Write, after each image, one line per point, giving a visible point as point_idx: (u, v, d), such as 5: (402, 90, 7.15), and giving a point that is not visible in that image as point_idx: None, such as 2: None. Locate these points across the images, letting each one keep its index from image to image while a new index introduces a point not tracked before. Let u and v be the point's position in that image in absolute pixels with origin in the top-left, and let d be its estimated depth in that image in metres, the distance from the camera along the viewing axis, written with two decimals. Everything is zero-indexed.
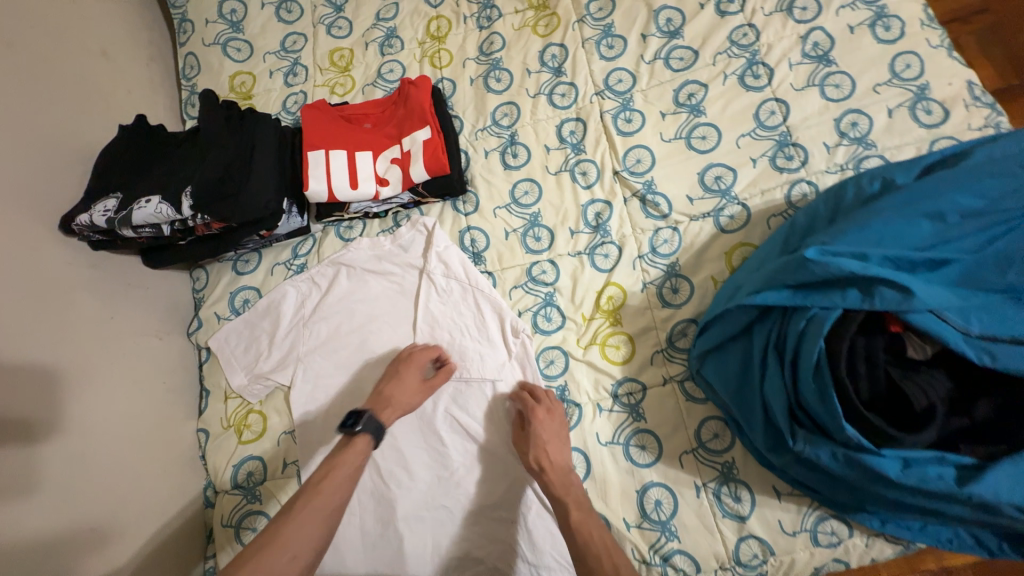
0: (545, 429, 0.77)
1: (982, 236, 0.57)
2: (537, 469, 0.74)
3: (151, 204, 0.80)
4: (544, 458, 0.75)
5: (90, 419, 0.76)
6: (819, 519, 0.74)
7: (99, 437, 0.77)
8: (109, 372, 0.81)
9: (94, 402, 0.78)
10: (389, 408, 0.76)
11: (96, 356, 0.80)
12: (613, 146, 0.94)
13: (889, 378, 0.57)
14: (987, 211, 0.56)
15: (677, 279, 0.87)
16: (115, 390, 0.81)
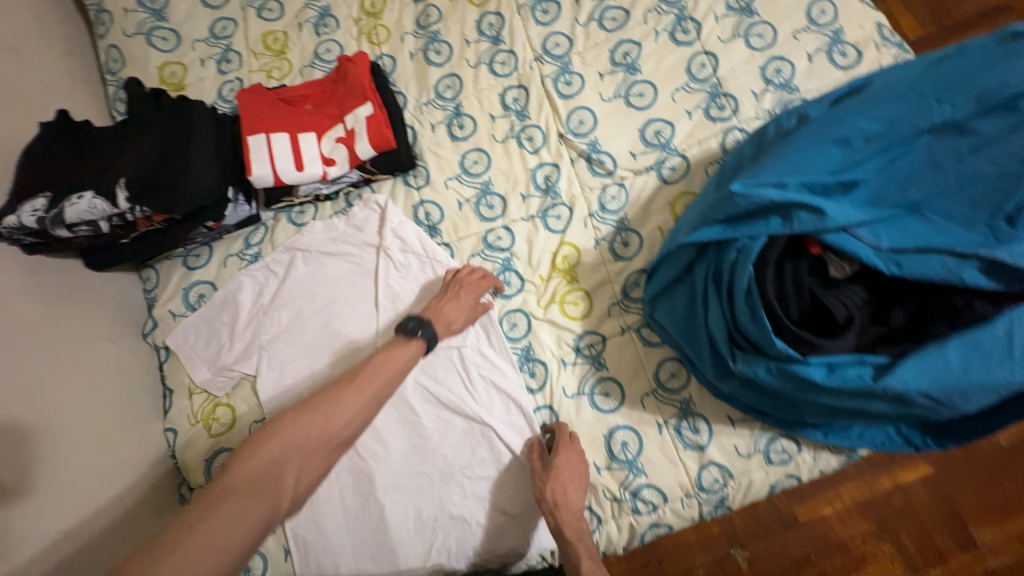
0: (571, 470, 0.76)
1: (883, 157, 0.62)
2: (550, 504, 0.74)
3: (83, 200, 0.77)
4: (561, 495, 0.74)
5: (52, 423, 0.74)
6: (770, 440, 0.80)
7: (64, 440, 0.74)
8: (63, 376, 0.78)
9: (54, 406, 0.75)
10: (444, 326, 0.80)
11: (48, 359, 0.77)
12: (556, 109, 0.96)
13: (813, 295, 0.62)
14: (886, 133, 0.61)
15: (626, 232, 0.90)
16: (73, 394, 0.78)
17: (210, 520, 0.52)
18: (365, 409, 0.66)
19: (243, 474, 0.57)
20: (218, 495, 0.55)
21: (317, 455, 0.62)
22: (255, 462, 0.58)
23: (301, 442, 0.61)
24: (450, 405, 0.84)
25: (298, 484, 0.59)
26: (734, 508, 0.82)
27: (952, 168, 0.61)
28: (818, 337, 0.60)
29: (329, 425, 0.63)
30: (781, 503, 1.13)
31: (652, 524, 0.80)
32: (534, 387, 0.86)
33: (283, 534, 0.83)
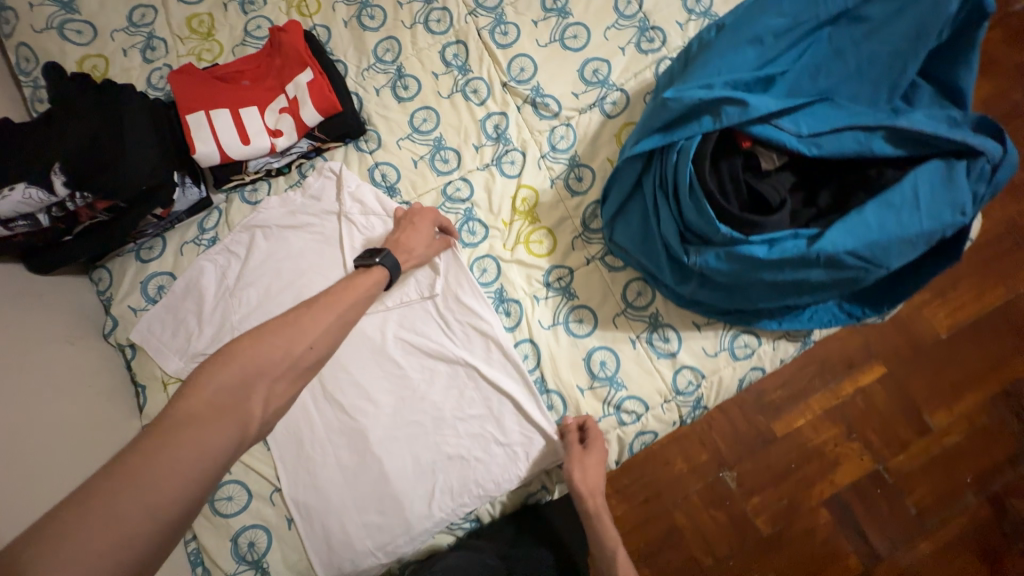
0: (597, 464, 0.81)
1: (792, 53, 0.69)
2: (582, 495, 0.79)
3: (16, 191, 0.73)
4: (587, 483, 0.79)
5: (15, 423, 0.69)
6: (734, 337, 0.86)
7: (32, 441, 0.70)
8: (22, 378, 0.74)
9: (15, 408, 0.70)
10: (407, 255, 0.84)
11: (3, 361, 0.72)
12: (496, 60, 0.98)
13: (749, 186, 0.68)
14: (791, 30, 0.68)
15: (579, 168, 0.94)
16: (33, 396, 0.74)
17: (178, 443, 0.50)
18: (332, 330, 0.68)
19: (203, 400, 0.54)
20: (180, 421, 0.52)
21: (282, 379, 0.62)
22: (215, 388, 0.56)
23: (263, 365, 0.60)
24: (433, 353, 0.87)
25: (266, 409, 0.59)
26: (710, 406, 0.88)
27: (852, 55, 0.68)
28: (757, 217, 0.66)
29: (292, 350, 0.63)
30: (761, 426, 1.34)
31: (638, 433, 0.85)
32: (511, 325, 0.89)
33: (282, 505, 0.83)
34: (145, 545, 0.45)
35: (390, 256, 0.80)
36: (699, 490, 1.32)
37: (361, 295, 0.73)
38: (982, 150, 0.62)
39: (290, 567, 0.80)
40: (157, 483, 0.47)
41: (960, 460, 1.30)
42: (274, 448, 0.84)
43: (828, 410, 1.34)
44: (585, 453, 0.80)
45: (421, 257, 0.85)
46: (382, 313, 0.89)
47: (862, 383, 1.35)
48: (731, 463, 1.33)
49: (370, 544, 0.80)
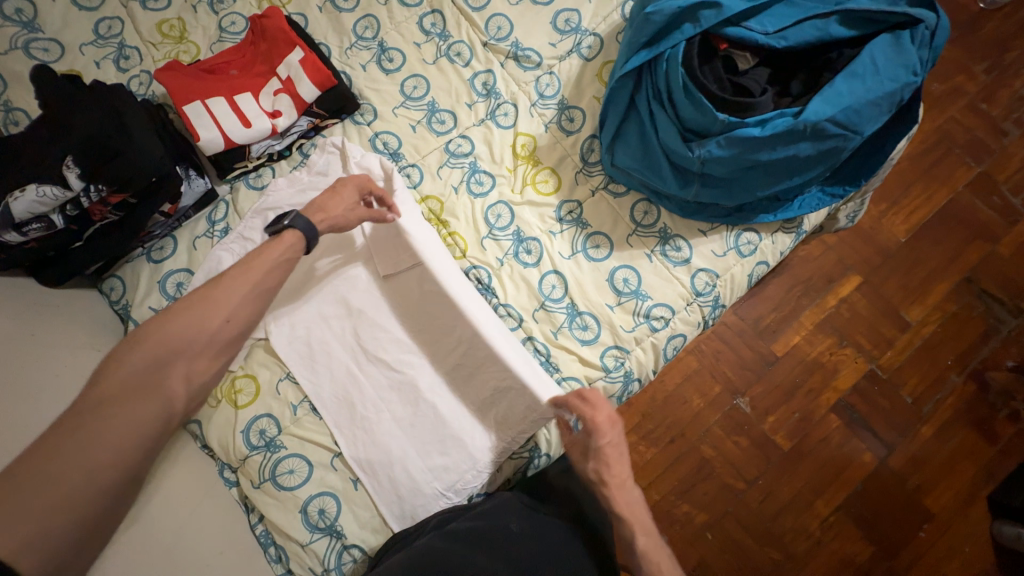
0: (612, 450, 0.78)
1: None
2: (597, 479, 0.78)
3: (29, 191, 0.72)
4: (604, 470, 0.78)
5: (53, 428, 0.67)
6: (738, 236, 0.94)
7: None
8: (49, 385, 0.71)
9: (47, 415, 0.68)
10: (322, 215, 0.78)
11: (22, 373, 0.69)
12: (472, 22, 1.03)
13: (732, 83, 0.78)
14: None
15: (569, 110, 1.00)
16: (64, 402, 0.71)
17: (111, 416, 0.53)
18: (248, 300, 0.68)
19: (119, 380, 0.56)
20: (106, 399, 0.54)
21: (202, 355, 0.63)
22: (130, 368, 0.57)
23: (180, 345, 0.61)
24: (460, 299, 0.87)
25: (187, 385, 0.61)
26: (728, 305, 0.95)
27: None
28: (746, 101, 0.76)
29: (208, 323, 0.64)
30: (763, 351, 1.44)
31: (669, 337, 0.92)
32: (533, 261, 0.93)
33: (345, 469, 0.83)
34: (91, 505, 0.50)
35: (301, 218, 0.75)
36: (719, 420, 1.39)
37: (273, 261, 0.71)
38: (920, 18, 0.72)
39: (364, 525, 0.81)
40: (88, 454, 0.51)
41: (946, 346, 1.44)
42: (325, 415, 0.85)
43: (818, 323, 1.45)
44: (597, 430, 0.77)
45: (337, 220, 0.80)
46: (407, 271, 0.90)
47: (841, 293, 1.47)
48: (742, 390, 1.41)
49: (438, 485, 0.82)
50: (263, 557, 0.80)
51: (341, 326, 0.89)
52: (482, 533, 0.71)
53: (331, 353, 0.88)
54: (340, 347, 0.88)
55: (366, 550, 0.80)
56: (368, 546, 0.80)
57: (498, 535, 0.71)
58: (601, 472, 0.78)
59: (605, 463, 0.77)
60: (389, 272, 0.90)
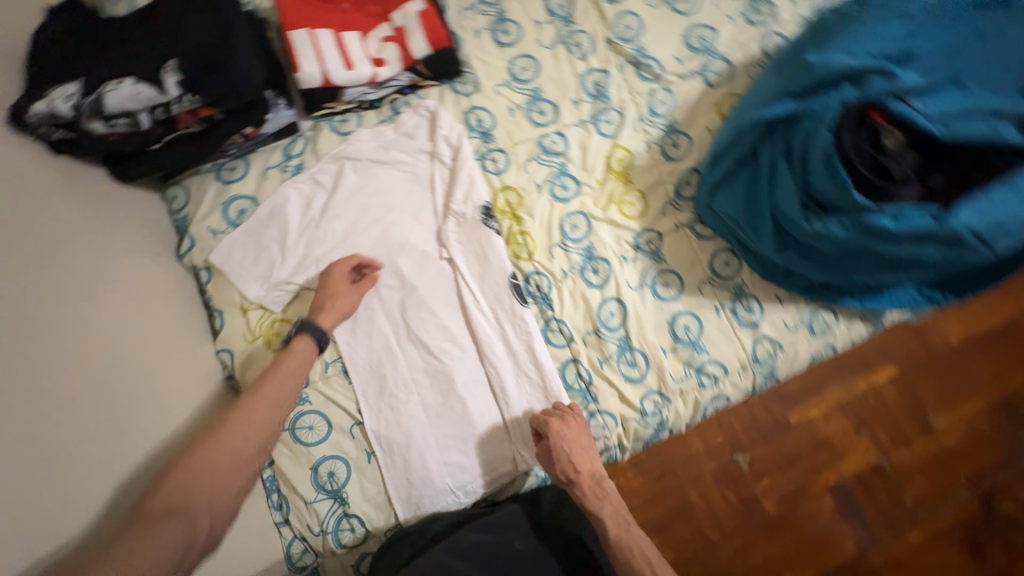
0: (580, 445, 0.78)
1: (913, 38, 0.74)
2: (566, 481, 0.76)
3: (125, 85, 0.70)
4: (572, 471, 0.76)
5: (100, 334, 0.67)
6: (813, 315, 0.90)
7: (122, 349, 0.69)
8: (102, 287, 0.71)
9: (97, 320, 0.68)
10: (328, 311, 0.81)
11: (82, 271, 0.69)
12: (601, 14, 0.97)
13: (874, 160, 0.71)
14: (913, 21, 0.74)
15: (676, 134, 0.94)
16: (111, 309, 0.71)
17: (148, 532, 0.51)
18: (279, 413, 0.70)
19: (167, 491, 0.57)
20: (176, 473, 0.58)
21: (230, 466, 0.63)
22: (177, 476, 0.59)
23: (218, 458, 0.62)
24: (508, 307, 0.86)
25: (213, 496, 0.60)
26: (782, 379, 0.91)
27: (968, 53, 0.74)
28: (886, 186, 0.70)
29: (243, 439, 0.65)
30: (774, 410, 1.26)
31: (714, 397, 0.88)
32: (598, 283, 0.89)
33: (362, 439, 0.83)
34: None
35: (306, 326, 0.78)
36: (712, 469, 1.22)
37: (295, 372, 0.74)
38: None
39: (369, 500, 0.81)
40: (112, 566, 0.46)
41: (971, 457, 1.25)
42: (356, 382, 0.84)
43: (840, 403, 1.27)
44: (568, 429, 0.78)
45: (345, 306, 0.82)
46: (466, 260, 0.87)
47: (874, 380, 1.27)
48: (745, 446, 1.23)
49: (450, 482, 0.81)
50: (264, 501, 0.80)
51: (392, 298, 0.87)
52: (486, 549, 0.70)
53: (374, 322, 0.86)
54: (385, 319, 0.86)
55: (367, 524, 0.80)
56: (369, 521, 0.80)
57: (502, 554, 0.70)
58: (570, 473, 0.76)
59: (571, 463, 0.76)
60: (448, 255, 0.88)
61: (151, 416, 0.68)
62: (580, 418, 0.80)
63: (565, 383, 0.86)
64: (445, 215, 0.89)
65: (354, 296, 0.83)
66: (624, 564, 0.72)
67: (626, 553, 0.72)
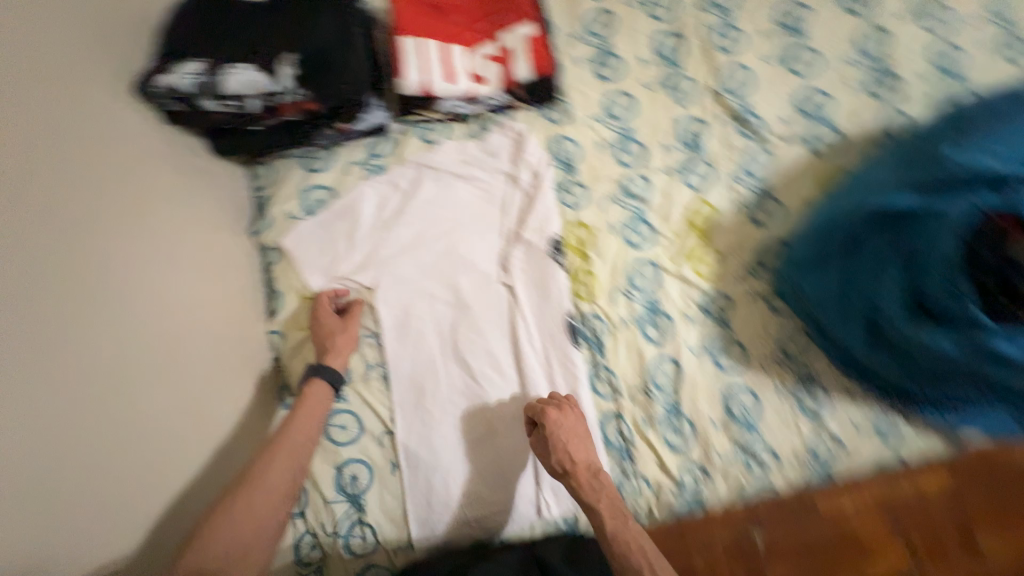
0: (576, 432, 0.75)
1: None
2: (561, 472, 0.73)
3: (246, 72, 0.74)
4: (568, 461, 0.73)
5: (161, 304, 0.70)
6: (890, 421, 0.80)
7: (178, 320, 0.72)
8: (174, 258, 0.74)
9: (162, 289, 0.71)
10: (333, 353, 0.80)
11: (159, 241, 0.72)
12: (711, 62, 0.94)
13: (1001, 275, 0.66)
14: None
15: (767, 199, 0.89)
16: (178, 280, 0.74)
17: None
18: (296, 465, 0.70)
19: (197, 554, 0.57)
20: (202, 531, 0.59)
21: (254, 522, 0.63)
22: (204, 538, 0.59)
23: (241, 513, 0.63)
24: (559, 347, 0.83)
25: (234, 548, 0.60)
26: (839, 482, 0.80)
27: None
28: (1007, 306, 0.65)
29: (265, 495, 0.66)
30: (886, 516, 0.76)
31: (759, 485, 0.80)
32: (656, 338, 0.85)
33: (390, 449, 0.82)
34: None
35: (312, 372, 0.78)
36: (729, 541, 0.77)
37: (308, 421, 0.74)
38: None
39: (386, 512, 0.80)
40: None
41: None
42: (394, 391, 0.83)
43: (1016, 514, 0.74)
44: (564, 418, 0.75)
45: (345, 338, 0.82)
46: (525, 291, 0.85)
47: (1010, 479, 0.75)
48: (772, 518, 0.78)
49: (468, 514, 0.78)
50: None
51: (445, 313, 0.86)
52: None
53: (423, 335, 0.85)
54: (434, 334, 0.85)
55: (379, 537, 0.78)
56: (381, 533, 0.79)
57: None
58: (564, 463, 0.73)
59: (566, 452, 0.73)
60: (507, 281, 0.86)
61: (192, 390, 0.71)
62: (576, 409, 0.77)
63: (603, 438, 0.82)
64: (513, 240, 0.87)
65: (350, 327, 0.83)
66: (619, 558, 0.66)
67: (623, 549, 0.66)
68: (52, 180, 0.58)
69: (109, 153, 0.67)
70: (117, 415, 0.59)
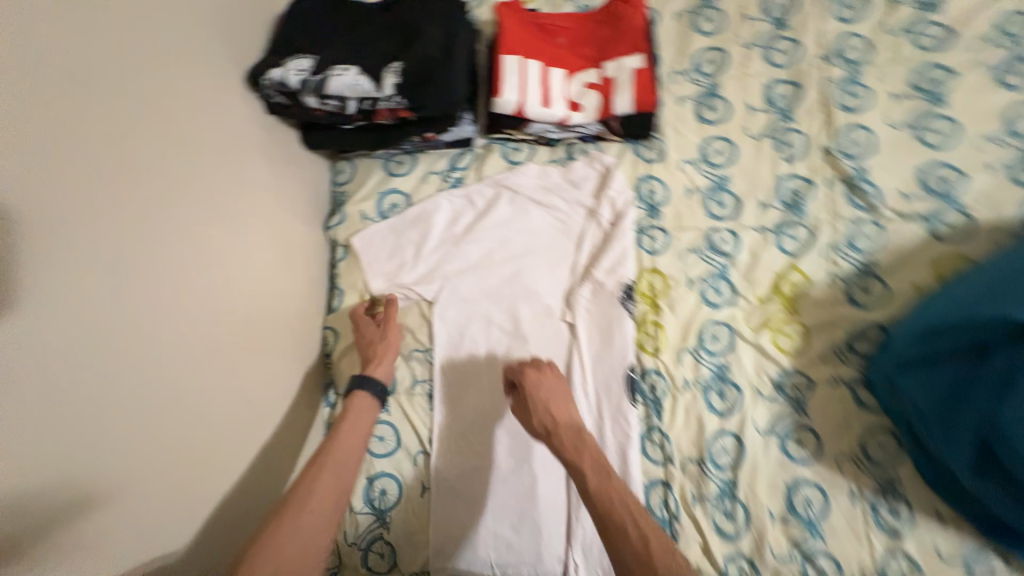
0: (558, 392, 0.69)
1: None
2: (543, 434, 0.66)
3: (349, 74, 0.75)
4: (549, 420, 0.66)
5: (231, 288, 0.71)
6: (982, 559, 0.68)
7: (243, 306, 0.73)
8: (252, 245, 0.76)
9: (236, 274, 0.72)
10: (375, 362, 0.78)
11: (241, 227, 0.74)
12: (828, 119, 0.86)
13: None
14: None
15: (869, 278, 0.80)
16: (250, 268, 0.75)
17: None
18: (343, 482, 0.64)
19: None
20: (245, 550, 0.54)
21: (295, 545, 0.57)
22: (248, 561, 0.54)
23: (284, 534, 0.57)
24: (615, 400, 0.78)
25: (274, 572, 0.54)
26: None
27: None
28: None
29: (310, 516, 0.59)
30: None
31: None
32: (720, 409, 0.78)
33: (423, 469, 0.80)
34: None
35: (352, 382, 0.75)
36: None
37: (352, 433, 0.69)
38: None
39: (408, 535, 0.77)
40: None
41: None
42: (436, 411, 0.81)
43: None
44: (545, 378, 0.70)
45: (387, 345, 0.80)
46: (588, 333, 0.81)
47: None
48: None
49: (493, 556, 0.75)
50: None
51: (500, 339, 0.83)
52: None
53: (474, 359, 0.83)
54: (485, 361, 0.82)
55: (398, 558, 0.76)
56: (401, 555, 0.76)
57: None
58: (545, 422, 0.66)
59: (547, 411, 0.67)
60: (570, 319, 0.82)
61: (246, 378, 0.72)
62: (558, 372, 0.72)
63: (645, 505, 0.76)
64: (582, 277, 0.83)
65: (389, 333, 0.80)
66: (606, 525, 0.55)
67: (609, 510, 0.56)
68: (157, 159, 0.61)
69: (212, 138, 0.70)
70: (178, 393, 0.61)
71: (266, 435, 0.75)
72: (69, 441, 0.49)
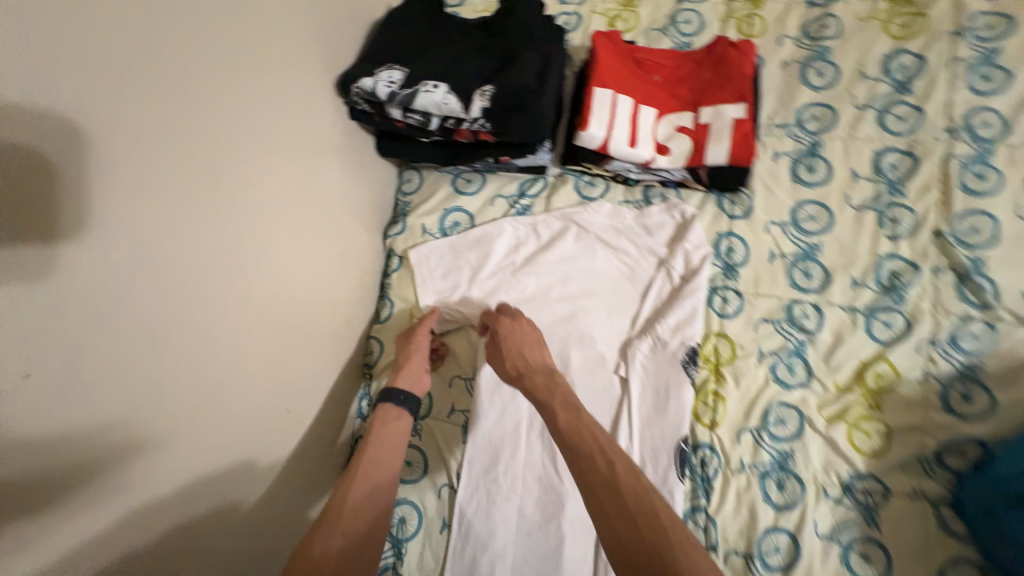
0: (527, 334, 0.71)
1: None
2: (515, 375, 0.68)
3: (439, 91, 0.74)
4: (521, 362, 0.68)
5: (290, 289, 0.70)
6: None
7: (299, 308, 0.72)
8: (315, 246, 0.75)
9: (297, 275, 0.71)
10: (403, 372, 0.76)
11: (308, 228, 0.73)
12: (944, 199, 0.77)
13: None
14: None
15: (972, 385, 0.70)
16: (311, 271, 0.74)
17: None
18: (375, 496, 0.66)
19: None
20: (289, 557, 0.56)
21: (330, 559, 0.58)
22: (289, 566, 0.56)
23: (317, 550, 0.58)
24: (661, 471, 0.71)
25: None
26: None
27: None
28: None
29: (343, 530, 0.61)
30: None
31: None
32: (778, 502, 0.70)
33: (446, 504, 0.76)
34: None
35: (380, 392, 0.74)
36: None
37: (382, 444, 0.70)
38: None
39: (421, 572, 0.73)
40: None
41: None
42: (468, 447, 0.77)
43: None
44: (517, 322, 0.72)
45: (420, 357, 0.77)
46: (641, 393, 0.75)
47: None
48: None
49: None
50: None
51: None
52: None
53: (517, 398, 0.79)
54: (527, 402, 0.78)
55: None
56: None
57: None
58: (517, 363, 0.68)
59: (518, 352, 0.69)
60: (624, 374, 0.76)
61: (291, 382, 0.71)
62: (530, 319, 0.74)
63: None
64: (642, 330, 0.78)
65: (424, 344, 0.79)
66: (572, 455, 0.56)
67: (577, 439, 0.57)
68: (244, 156, 0.60)
69: (296, 139, 0.69)
70: (231, 393, 0.60)
71: (299, 442, 0.73)
72: (129, 435, 0.47)
